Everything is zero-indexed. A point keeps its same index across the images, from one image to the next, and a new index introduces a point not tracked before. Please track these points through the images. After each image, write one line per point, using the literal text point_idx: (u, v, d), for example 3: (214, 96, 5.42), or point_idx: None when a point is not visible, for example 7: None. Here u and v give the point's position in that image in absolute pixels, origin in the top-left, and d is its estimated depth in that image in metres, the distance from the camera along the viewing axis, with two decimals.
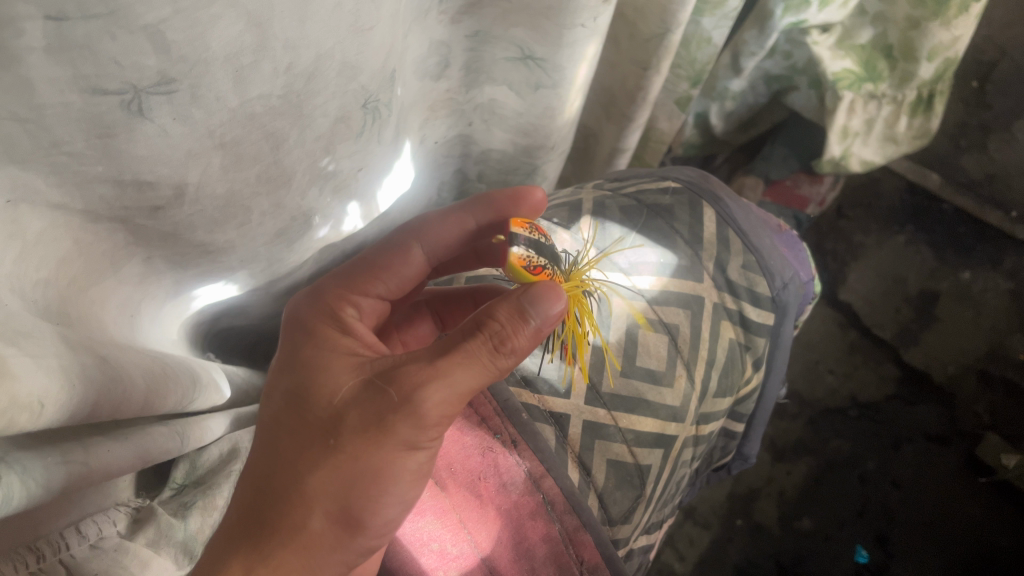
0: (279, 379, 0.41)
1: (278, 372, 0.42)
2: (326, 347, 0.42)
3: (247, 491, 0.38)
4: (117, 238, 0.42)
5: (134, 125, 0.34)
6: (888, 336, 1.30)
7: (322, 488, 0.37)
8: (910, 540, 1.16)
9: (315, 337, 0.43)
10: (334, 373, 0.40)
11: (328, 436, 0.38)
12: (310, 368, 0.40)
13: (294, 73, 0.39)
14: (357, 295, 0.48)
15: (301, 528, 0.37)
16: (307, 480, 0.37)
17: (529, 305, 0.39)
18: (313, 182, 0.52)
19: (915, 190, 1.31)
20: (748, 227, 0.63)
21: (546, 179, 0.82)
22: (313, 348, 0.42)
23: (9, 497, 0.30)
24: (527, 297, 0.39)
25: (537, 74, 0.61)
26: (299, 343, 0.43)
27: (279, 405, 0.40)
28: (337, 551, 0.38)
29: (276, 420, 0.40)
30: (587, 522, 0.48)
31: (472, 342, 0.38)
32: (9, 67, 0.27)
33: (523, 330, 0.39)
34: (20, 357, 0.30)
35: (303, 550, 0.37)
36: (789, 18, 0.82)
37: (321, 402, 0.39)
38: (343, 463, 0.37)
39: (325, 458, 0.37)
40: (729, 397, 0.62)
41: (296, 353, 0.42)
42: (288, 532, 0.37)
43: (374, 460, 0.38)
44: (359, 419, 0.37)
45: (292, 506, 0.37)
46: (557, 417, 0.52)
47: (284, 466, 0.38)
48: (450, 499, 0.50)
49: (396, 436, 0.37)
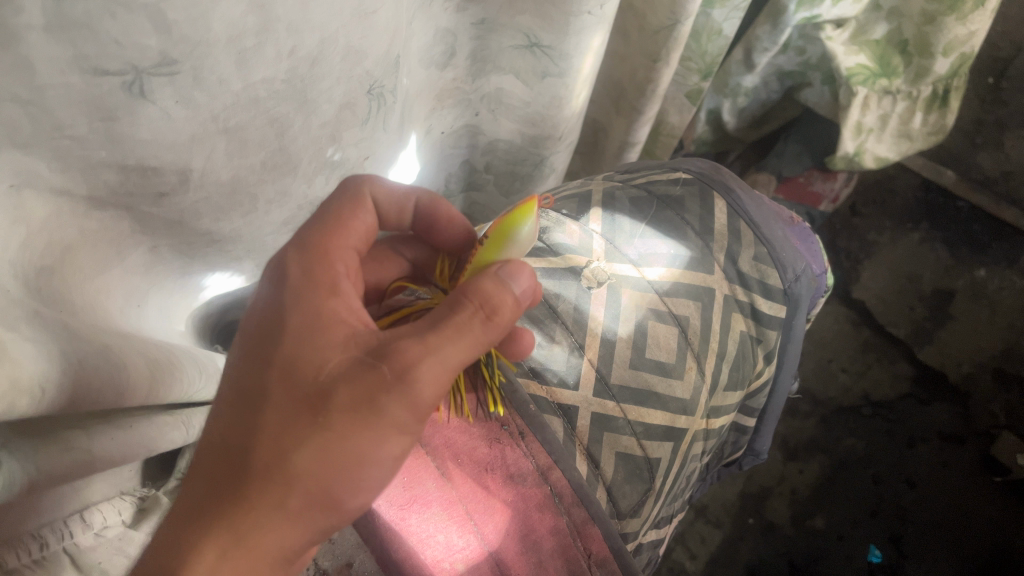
0: (257, 346, 0.35)
1: (255, 336, 0.35)
2: (310, 308, 0.35)
3: (219, 464, 0.34)
4: (123, 225, 0.42)
5: (137, 108, 0.34)
6: (902, 334, 1.29)
7: (305, 469, 0.33)
8: (923, 540, 1.14)
9: (298, 296, 0.36)
10: (323, 344, 0.34)
11: (313, 412, 0.33)
12: (293, 337, 0.35)
13: (297, 57, 0.39)
14: (341, 243, 0.39)
15: (279, 508, 0.33)
16: (293, 459, 0.33)
17: (508, 277, 0.37)
18: (319, 170, 0.52)
19: (930, 186, 1.32)
20: (760, 218, 0.61)
21: (554, 171, 0.81)
22: (297, 309, 0.35)
23: (9, 482, 0.31)
24: (507, 271, 0.37)
25: (544, 62, 0.61)
26: (278, 300, 0.36)
27: (260, 377, 0.35)
28: (311, 531, 0.35)
29: (257, 395, 0.34)
30: (597, 515, 0.46)
31: (460, 317, 0.35)
32: (9, 46, 0.27)
33: (508, 301, 0.36)
34: (18, 341, 0.30)
35: (279, 529, 0.34)
36: (803, 13, 0.83)
37: (305, 376, 0.34)
38: (329, 442, 0.33)
39: (311, 437, 0.33)
40: (740, 391, 0.60)
41: (277, 313, 0.36)
42: (263, 510, 0.33)
43: (360, 443, 0.34)
44: (349, 397, 0.33)
45: (272, 486, 0.33)
46: (565, 409, 0.50)
47: (266, 441, 0.33)
48: (456, 490, 0.47)
49: (385, 418, 0.34)
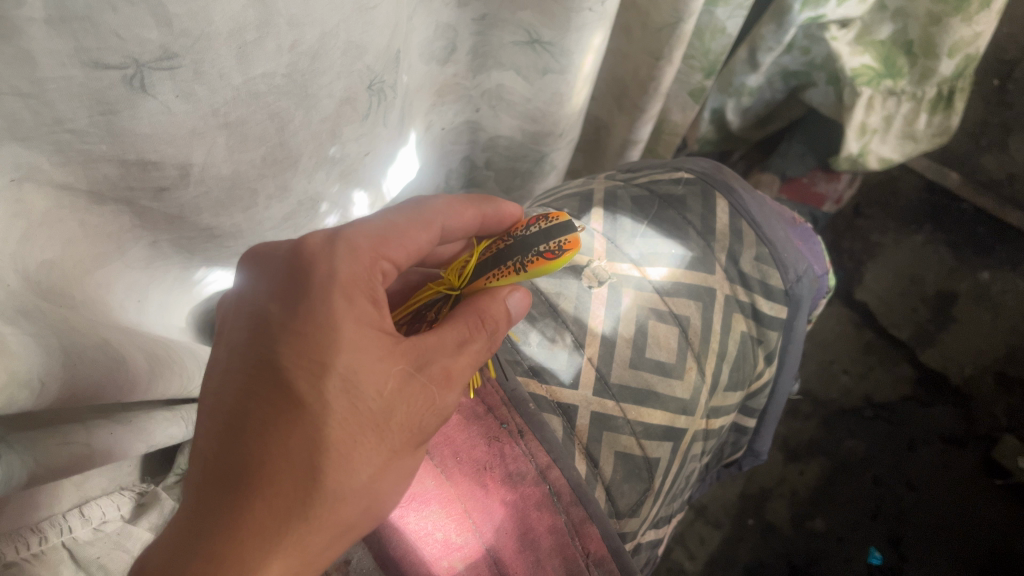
0: (300, 356, 0.34)
1: (302, 347, 0.34)
2: (363, 322, 0.35)
3: (276, 485, 0.33)
4: (123, 220, 0.42)
5: (138, 102, 0.34)
6: (905, 336, 1.29)
7: (364, 484, 0.35)
8: (923, 542, 1.14)
9: (350, 309, 0.35)
10: (380, 361, 0.35)
11: (376, 430, 0.35)
12: (354, 352, 0.34)
13: (298, 51, 0.39)
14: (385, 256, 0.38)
15: (335, 522, 0.34)
16: (357, 474, 0.34)
17: (514, 307, 0.41)
18: (319, 165, 0.52)
19: (934, 188, 1.32)
20: (763, 218, 0.61)
21: (555, 168, 0.81)
22: (352, 324, 0.35)
23: (10, 476, 0.30)
24: (513, 301, 0.42)
25: (544, 58, 0.61)
26: (329, 311, 0.35)
27: (311, 390, 0.34)
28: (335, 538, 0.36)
29: (309, 409, 0.33)
30: (594, 514, 0.46)
31: (479, 341, 0.39)
32: (9, 39, 0.27)
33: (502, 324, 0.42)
34: (18, 335, 0.31)
35: (328, 542, 0.34)
36: (808, 13, 0.83)
37: (369, 393, 0.35)
38: (384, 456, 0.35)
39: (373, 452, 0.35)
40: (740, 391, 0.60)
41: (330, 325, 0.34)
42: (323, 527, 0.34)
43: (399, 453, 0.37)
44: (406, 416, 0.36)
45: (337, 503, 0.34)
46: (565, 408, 0.50)
47: (332, 460, 0.34)
48: (454, 488, 0.46)
49: (421, 431, 0.37)
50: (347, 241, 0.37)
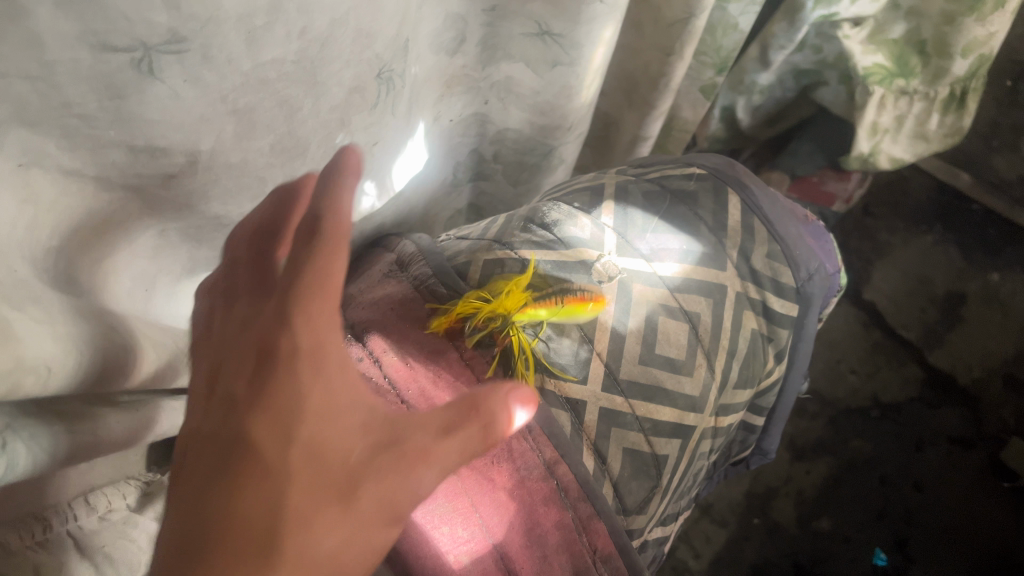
0: (263, 421, 0.30)
1: (262, 419, 0.30)
2: (330, 386, 0.31)
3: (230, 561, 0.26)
4: (131, 207, 0.42)
5: (146, 86, 0.34)
6: (914, 336, 1.30)
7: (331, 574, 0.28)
8: (930, 543, 1.14)
9: (318, 374, 0.30)
10: (347, 430, 0.31)
11: (344, 505, 0.29)
12: (321, 420, 0.30)
13: (307, 38, 0.39)
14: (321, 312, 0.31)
15: None
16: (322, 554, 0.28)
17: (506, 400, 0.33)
18: (328, 155, 0.51)
19: (945, 189, 1.36)
20: (775, 215, 0.60)
21: (564, 162, 0.81)
22: (317, 395, 0.30)
23: (15, 463, 0.30)
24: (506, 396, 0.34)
25: (554, 51, 0.60)
26: (291, 379, 0.30)
27: (275, 450, 0.29)
28: None
29: (271, 478, 0.29)
30: (602, 510, 0.45)
31: (468, 428, 0.33)
32: (17, 20, 0.27)
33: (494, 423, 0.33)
34: (25, 321, 0.30)
35: None
36: (820, 10, 0.83)
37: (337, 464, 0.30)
38: (355, 543, 0.30)
39: (342, 534, 0.29)
40: (750, 389, 0.60)
41: (291, 397, 0.30)
42: None
43: (373, 548, 0.30)
44: (377, 495, 0.30)
45: None
46: (573, 403, 0.49)
47: (295, 535, 0.28)
48: (461, 482, 0.46)
49: (398, 523, 0.31)
50: (291, 296, 0.31)
